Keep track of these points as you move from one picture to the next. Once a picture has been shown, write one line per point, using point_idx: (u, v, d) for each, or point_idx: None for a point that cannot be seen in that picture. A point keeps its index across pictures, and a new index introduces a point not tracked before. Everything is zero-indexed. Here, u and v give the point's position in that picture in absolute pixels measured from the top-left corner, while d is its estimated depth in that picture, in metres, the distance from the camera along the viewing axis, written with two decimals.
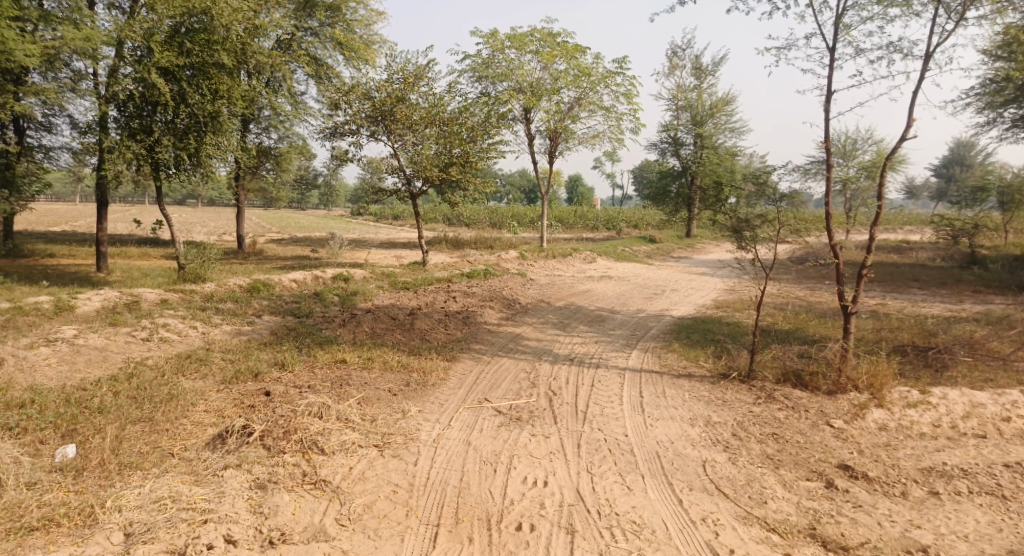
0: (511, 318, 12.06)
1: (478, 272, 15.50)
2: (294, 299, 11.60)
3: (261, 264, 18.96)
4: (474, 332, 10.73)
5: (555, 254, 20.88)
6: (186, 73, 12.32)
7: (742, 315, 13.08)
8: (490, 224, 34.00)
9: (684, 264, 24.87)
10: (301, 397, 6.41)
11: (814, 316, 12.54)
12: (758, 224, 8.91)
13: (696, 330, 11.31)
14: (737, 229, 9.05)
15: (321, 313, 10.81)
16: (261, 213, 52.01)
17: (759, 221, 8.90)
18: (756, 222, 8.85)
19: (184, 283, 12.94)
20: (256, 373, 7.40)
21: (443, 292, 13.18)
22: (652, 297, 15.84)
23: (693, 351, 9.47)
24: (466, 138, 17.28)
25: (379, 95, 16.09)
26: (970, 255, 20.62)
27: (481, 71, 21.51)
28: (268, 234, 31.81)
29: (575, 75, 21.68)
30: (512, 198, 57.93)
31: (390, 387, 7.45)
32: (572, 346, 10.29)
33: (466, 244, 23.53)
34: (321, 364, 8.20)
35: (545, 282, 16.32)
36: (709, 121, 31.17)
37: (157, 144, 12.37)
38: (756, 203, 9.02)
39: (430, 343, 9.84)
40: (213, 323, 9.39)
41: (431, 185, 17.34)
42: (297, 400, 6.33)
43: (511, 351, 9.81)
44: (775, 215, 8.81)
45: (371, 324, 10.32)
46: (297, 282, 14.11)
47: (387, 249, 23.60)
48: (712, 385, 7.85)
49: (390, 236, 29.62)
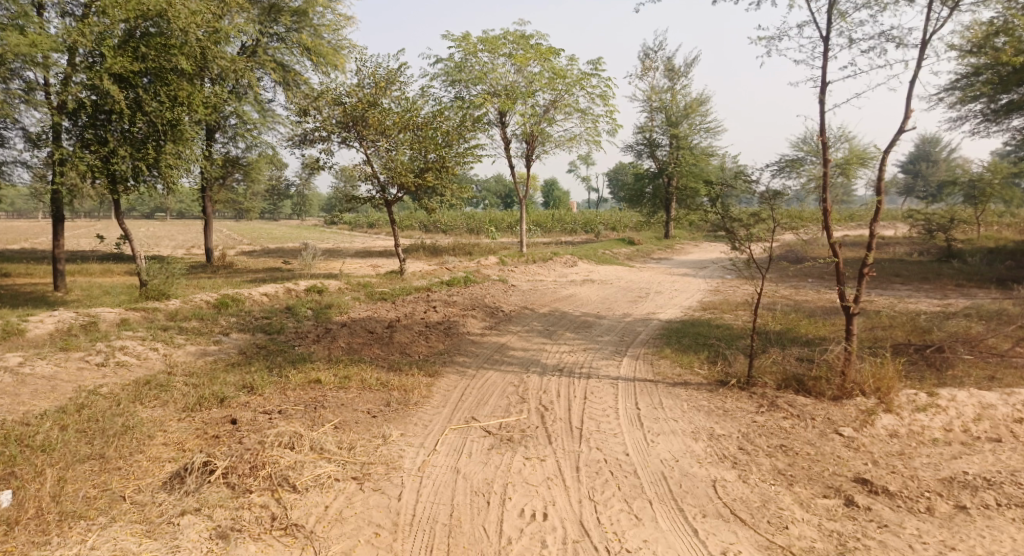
0: (494, 327, 11.57)
1: (458, 279, 15.00)
2: (265, 314, 10.99)
3: (231, 277, 18.24)
4: (456, 344, 10.22)
5: (535, 258, 20.46)
6: (143, 79, 11.64)
7: (730, 317, 12.76)
8: (467, 230, 33.53)
9: (665, 266, 24.62)
10: (271, 426, 5.86)
11: (804, 315, 12.25)
12: (750, 224, 8.45)
13: (686, 335, 10.94)
14: (729, 229, 8.58)
15: (293, 329, 10.22)
16: (232, 225, 50.96)
17: (751, 220, 8.43)
18: (749, 221, 8.46)
19: (147, 301, 12.24)
20: (223, 398, 6.82)
21: (422, 301, 12.65)
22: (637, 301, 15.47)
23: (686, 357, 9.08)
24: (441, 142, 16.79)
25: (349, 100, 15.52)
26: (948, 249, 20.60)
27: (455, 75, 21.04)
28: (239, 246, 31.00)
29: (550, 77, 21.32)
30: (488, 203, 57.46)
31: (368, 409, 6.91)
32: (560, 355, 9.84)
33: (444, 251, 23.01)
34: (294, 385, 7.63)
35: (527, 288, 15.88)
36: (684, 121, 30.97)
37: (113, 155, 11.65)
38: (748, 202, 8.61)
39: (410, 357, 9.31)
40: (175, 344, 8.77)
41: (406, 192, 16.81)
42: (267, 428, 5.78)
43: (496, 363, 9.32)
44: (769, 214, 8.35)
45: (347, 339, 9.76)
46: (268, 296, 13.47)
47: (363, 258, 22.99)
48: (710, 393, 7.45)
49: (366, 245, 28.98)
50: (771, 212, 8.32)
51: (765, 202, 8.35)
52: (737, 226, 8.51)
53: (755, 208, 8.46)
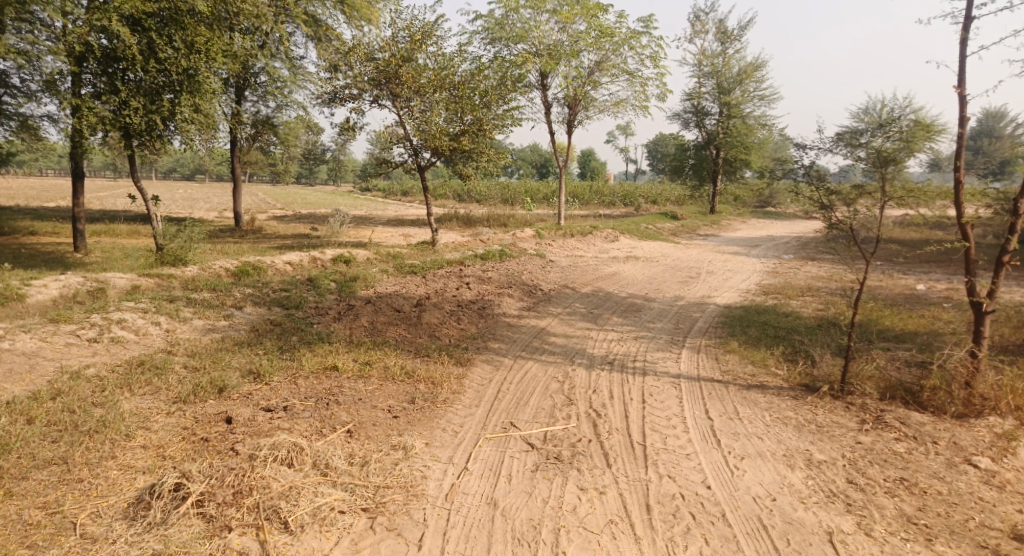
0: (533, 308, 10.41)
1: (493, 253, 13.85)
2: (284, 286, 10.02)
3: (256, 243, 17.38)
4: (491, 327, 9.13)
5: (573, 232, 19.18)
6: (157, 22, 10.59)
7: (799, 305, 11.38)
8: (502, 200, 32.29)
9: (713, 243, 23.10)
10: (271, 430, 4.90)
11: (884, 306, 10.84)
12: (853, 198, 6.90)
13: (753, 325, 9.61)
14: (824, 203, 7.08)
15: (312, 304, 9.22)
16: (267, 189, 50.68)
17: (855, 192, 6.87)
18: (851, 196, 6.93)
19: (161, 266, 11.35)
20: (224, 386, 5.84)
21: (454, 276, 11.57)
22: (689, 281, 14.15)
23: (758, 353, 7.83)
24: (478, 103, 15.47)
25: (382, 55, 14.35)
26: None
27: (495, 33, 19.65)
28: (269, 210, 30.32)
29: (597, 36, 19.77)
30: (525, 172, 55.96)
31: (388, 406, 5.88)
32: (609, 344, 8.65)
33: (479, 221, 21.89)
34: (308, 373, 6.64)
35: (567, 264, 14.67)
36: (737, 89, 28.84)
37: (126, 106, 10.66)
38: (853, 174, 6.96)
39: (440, 342, 8.25)
40: (180, 317, 7.81)
41: (441, 157, 15.65)
42: (266, 433, 4.83)
43: (535, 351, 8.23)
44: (878, 187, 6.78)
45: (370, 317, 8.74)
46: (290, 265, 12.53)
47: (395, 227, 22.01)
48: (797, 401, 6.22)
49: (398, 213, 27.99)
50: (879, 185, 6.76)
51: (875, 172, 6.80)
52: (835, 201, 7.04)
53: (859, 180, 6.91)
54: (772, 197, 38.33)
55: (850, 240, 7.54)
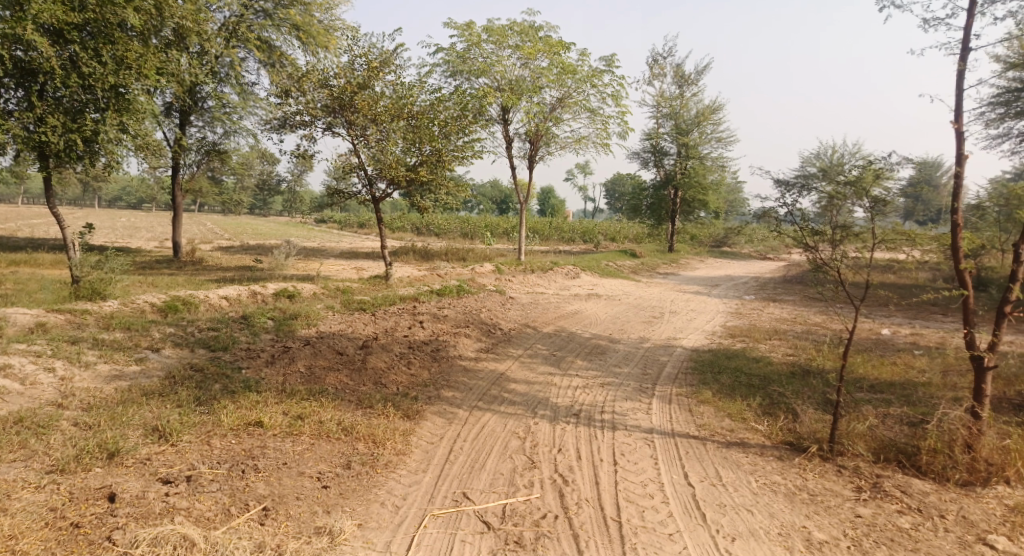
0: (492, 350, 9.61)
1: (450, 289, 13.06)
2: (214, 324, 9.01)
3: (195, 275, 16.19)
4: (445, 372, 8.29)
5: (533, 268, 18.56)
6: (82, 35, 9.64)
7: (769, 350, 10.88)
8: (461, 235, 31.62)
9: (675, 281, 22.80)
10: (164, 520, 4.07)
11: (856, 351, 10.43)
12: (839, 239, 6.43)
13: (725, 372, 9.01)
14: (807, 243, 6.59)
15: (244, 345, 8.23)
16: (219, 219, 49.00)
17: (842, 233, 6.40)
18: (838, 237, 6.45)
19: (77, 301, 10.19)
20: (116, 449, 4.86)
21: (407, 314, 10.71)
22: (653, 322, 13.60)
23: (735, 404, 7.19)
24: (437, 133, 14.79)
25: (337, 82, 13.66)
26: None
27: (456, 66, 19.19)
28: (217, 240, 28.93)
29: (559, 72, 19.51)
30: (484, 208, 55.57)
31: (318, 471, 5.00)
32: (573, 393, 7.90)
33: (436, 255, 21.12)
34: (229, 429, 5.70)
35: (527, 301, 13.99)
36: (696, 130, 29.02)
37: (41, 124, 9.59)
38: (840, 213, 6.43)
39: (385, 391, 7.36)
40: (81, 362, 6.75)
41: (396, 189, 14.89)
42: (156, 526, 3.99)
43: (493, 401, 7.43)
44: (869, 230, 6.30)
45: (308, 361, 7.80)
46: (228, 300, 11.49)
47: (348, 259, 21.07)
48: (783, 463, 5.58)
49: (352, 246, 26.98)
50: (867, 226, 6.31)
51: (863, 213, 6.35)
52: (819, 242, 6.56)
53: (845, 221, 6.43)
54: (729, 236, 38.70)
55: (834, 284, 7.03)
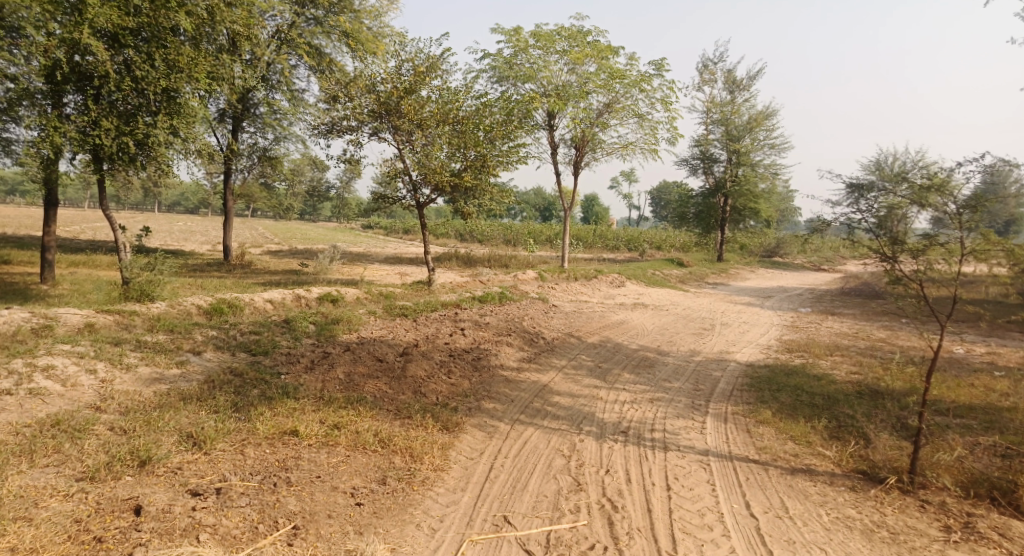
0: (535, 360, 9.27)
1: (492, 295, 12.78)
2: (255, 327, 8.91)
3: (241, 278, 16.32)
4: (486, 382, 7.97)
5: (577, 276, 18.14)
6: (136, 39, 9.76)
7: (831, 367, 10.22)
8: (505, 242, 31.35)
9: (724, 292, 22.03)
10: (187, 539, 3.94)
11: (928, 372, 9.73)
12: (921, 250, 6.20)
13: (785, 390, 8.45)
14: (886, 253, 6.38)
15: (284, 350, 8.09)
16: (268, 224, 50.01)
17: (926, 243, 6.16)
18: (920, 248, 6.21)
19: (125, 302, 10.27)
20: (147, 458, 4.71)
21: (449, 321, 10.47)
22: (703, 334, 13.03)
23: (799, 427, 6.68)
24: (483, 138, 14.57)
25: (384, 87, 13.58)
26: None
27: (503, 71, 18.99)
28: (265, 244, 29.38)
29: (607, 77, 19.11)
30: (528, 215, 55.26)
31: (352, 486, 4.75)
32: (621, 408, 7.49)
33: (479, 262, 20.91)
34: (264, 438, 5.50)
35: (572, 310, 13.60)
36: (748, 136, 28.14)
37: (95, 127, 9.72)
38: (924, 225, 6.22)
39: (425, 400, 7.10)
40: (123, 364, 6.69)
41: (441, 194, 14.70)
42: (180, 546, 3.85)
43: (537, 414, 7.09)
44: (958, 242, 6.05)
45: (347, 368, 7.60)
46: (271, 303, 11.44)
47: (391, 264, 21.06)
48: (858, 495, 5.09)
49: (396, 251, 27.01)
50: (954, 238, 6.08)
51: (950, 223, 6.10)
52: (900, 253, 6.33)
53: (929, 232, 6.21)
54: (780, 246, 37.45)
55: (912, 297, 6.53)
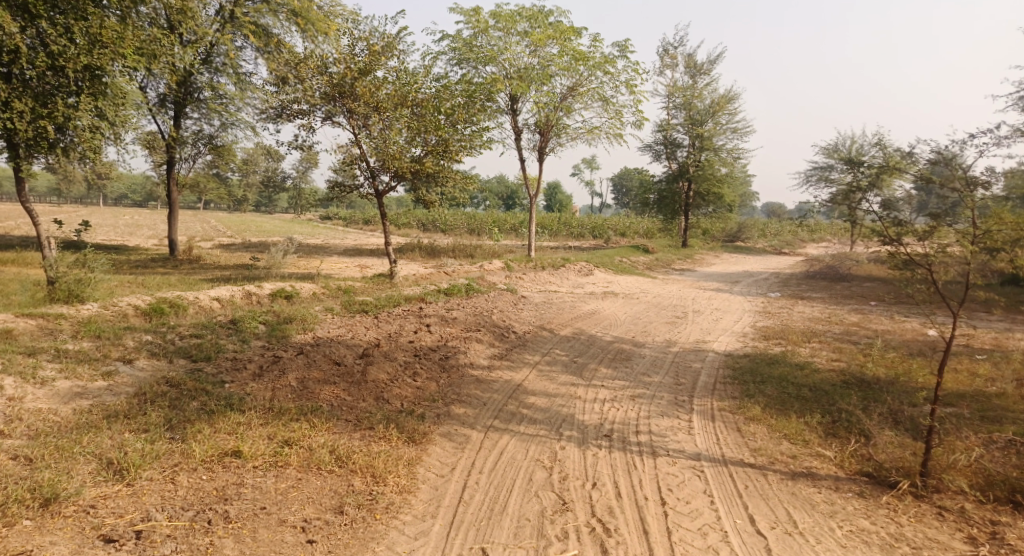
0: (506, 356, 8.66)
1: (458, 287, 12.10)
2: (197, 330, 8.07)
3: (188, 274, 15.27)
4: (454, 383, 7.32)
5: (544, 265, 17.58)
6: (51, 11, 8.70)
7: (811, 355, 9.88)
8: (468, 231, 30.58)
9: (693, 278, 21.76)
10: None
11: (909, 358, 9.48)
12: (928, 232, 5.79)
13: (770, 382, 8.02)
14: (889, 236, 5.98)
15: (229, 355, 7.31)
16: (221, 216, 48.12)
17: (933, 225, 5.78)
18: (928, 230, 5.82)
19: (51, 304, 9.28)
20: (53, 495, 4.07)
21: (412, 316, 9.77)
22: (678, 323, 12.61)
23: (794, 423, 6.25)
24: (444, 123, 13.79)
25: (336, 68, 12.71)
26: None
27: (463, 53, 18.19)
28: (216, 238, 28.04)
29: (571, 60, 18.50)
30: (491, 203, 54.51)
31: (303, 518, 4.25)
32: (602, 408, 6.93)
33: (443, 252, 20.18)
34: (201, 462, 4.76)
35: (541, 301, 13.03)
36: (711, 120, 27.91)
37: (7, 109, 8.66)
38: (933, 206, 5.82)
39: (388, 408, 6.42)
40: (37, 378, 5.84)
41: (401, 181, 13.91)
42: None
43: (512, 418, 6.50)
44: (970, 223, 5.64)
45: (300, 373, 6.85)
46: (218, 301, 10.56)
47: (351, 257, 20.17)
48: (868, 502, 4.68)
49: (355, 243, 25.98)
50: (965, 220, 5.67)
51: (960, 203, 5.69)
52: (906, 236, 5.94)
53: (938, 213, 5.81)
54: (742, 231, 37.59)
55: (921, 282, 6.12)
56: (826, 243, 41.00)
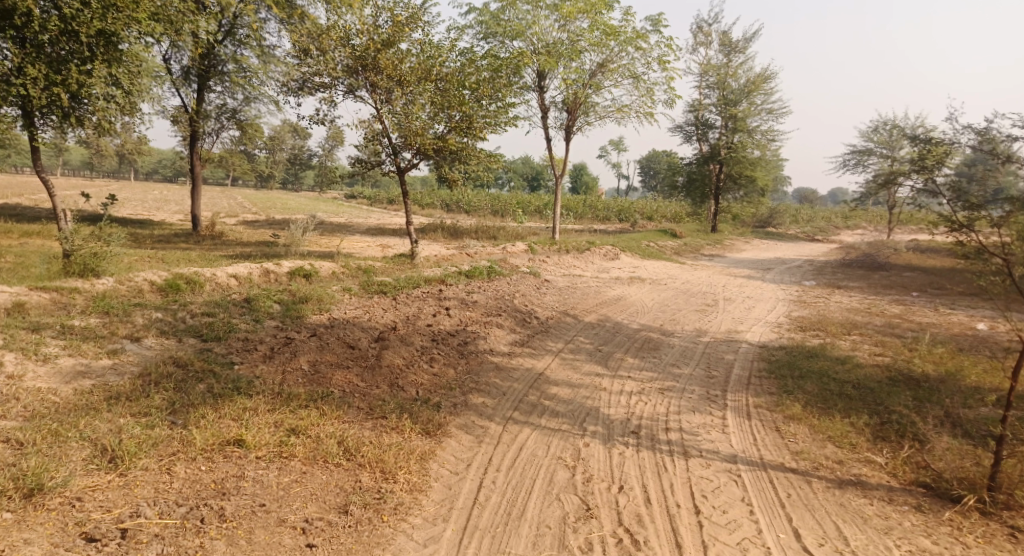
0: (528, 343, 8.27)
1: (480, 269, 11.74)
2: (209, 307, 7.81)
3: (208, 250, 15.11)
4: (473, 371, 6.96)
5: (569, 247, 17.13)
6: None
7: (850, 348, 9.34)
8: (492, 212, 30.12)
9: (722, 264, 21.12)
10: None
11: (957, 354, 8.92)
12: (1002, 219, 5.29)
13: (809, 377, 7.54)
14: (958, 222, 5.50)
15: (241, 334, 7.03)
16: (247, 193, 48.34)
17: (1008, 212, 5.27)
18: (1002, 218, 5.30)
19: (66, 278, 9.11)
20: (38, 487, 3.83)
21: (432, 298, 9.43)
22: (707, 311, 12.11)
23: (838, 424, 5.78)
24: (469, 98, 13.30)
25: (360, 40, 12.30)
26: None
27: (490, 27, 17.63)
28: (239, 214, 27.96)
29: (601, 35, 17.84)
30: (516, 184, 53.93)
31: (305, 517, 3.99)
32: (628, 401, 6.52)
33: (466, 232, 19.82)
34: (201, 451, 4.45)
35: (565, 284, 12.61)
36: (745, 100, 26.96)
37: (21, 76, 8.46)
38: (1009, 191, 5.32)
39: (403, 396, 6.08)
40: (39, 356, 5.61)
41: (424, 159, 13.50)
42: None
43: (534, 409, 6.13)
44: None
45: (312, 356, 6.54)
46: (235, 278, 10.32)
47: (373, 236, 19.91)
48: (927, 519, 4.28)
49: (379, 222, 25.74)
50: None
51: None
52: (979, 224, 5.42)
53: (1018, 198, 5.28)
54: (772, 216, 36.63)
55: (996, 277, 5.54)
56: (860, 230, 39.73)
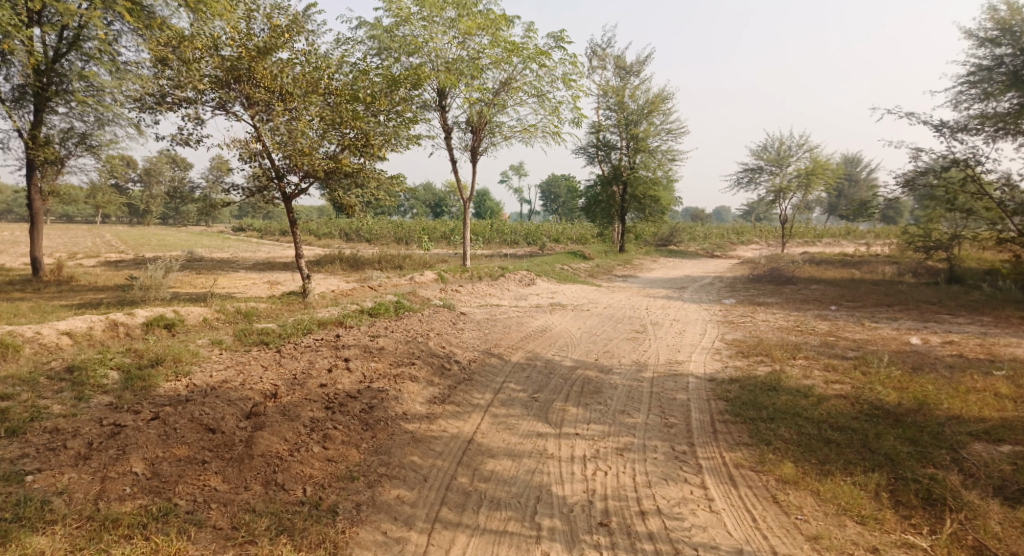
0: (449, 398, 6.68)
1: (385, 305, 10.06)
2: (10, 386, 5.71)
3: (50, 299, 12.46)
4: (383, 448, 5.25)
5: (481, 274, 15.73)
6: None
7: (804, 375, 8.43)
8: (395, 240, 28.30)
9: (638, 285, 20.39)
10: None
11: (913, 374, 8.25)
12: None
13: (781, 419, 6.44)
14: None
15: (48, 424, 4.95)
16: (122, 230, 43.72)
17: None
18: None
19: None
20: None
21: (327, 348, 7.63)
22: (640, 338, 10.98)
23: (850, 489, 4.65)
24: (363, 112, 11.60)
25: (230, 48, 10.38)
26: (957, 273, 17.55)
27: (382, 43, 16.11)
28: (105, 254, 24.56)
29: (504, 51, 16.73)
30: (418, 212, 52.05)
31: None
32: (584, 471, 5.08)
33: (367, 263, 17.98)
34: None
35: (483, 317, 11.16)
36: (645, 120, 26.77)
37: None
38: None
39: (284, 500, 4.45)
40: None
41: (313, 182, 11.66)
42: None
43: (470, 502, 4.61)
44: None
45: (148, 453, 4.63)
46: (68, 336, 8.08)
47: (259, 272, 17.61)
48: None
49: (269, 256, 23.24)
50: None
51: None
52: None
53: None
54: (673, 234, 36.97)
55: None
56: (755, 244, 40.96)
